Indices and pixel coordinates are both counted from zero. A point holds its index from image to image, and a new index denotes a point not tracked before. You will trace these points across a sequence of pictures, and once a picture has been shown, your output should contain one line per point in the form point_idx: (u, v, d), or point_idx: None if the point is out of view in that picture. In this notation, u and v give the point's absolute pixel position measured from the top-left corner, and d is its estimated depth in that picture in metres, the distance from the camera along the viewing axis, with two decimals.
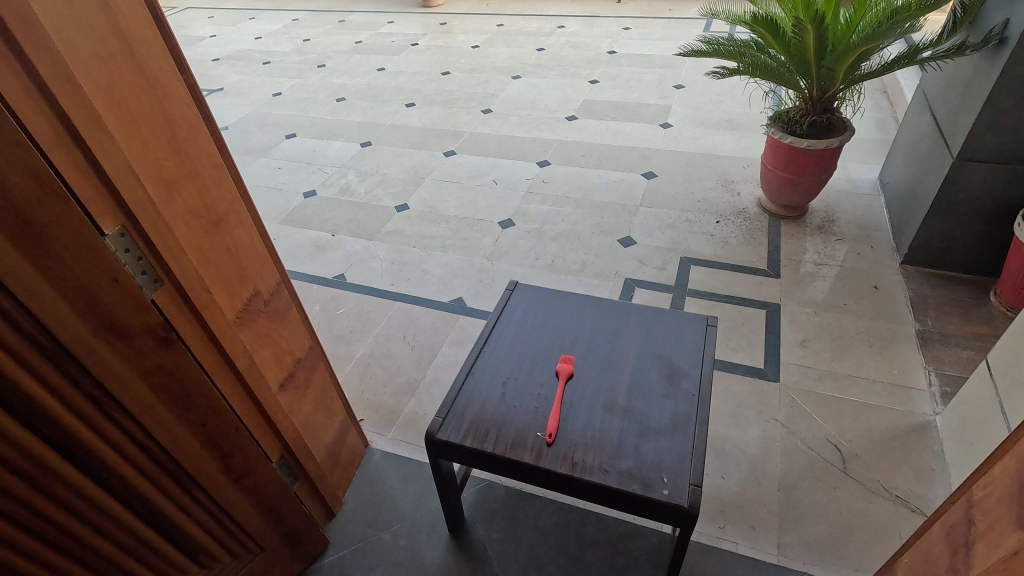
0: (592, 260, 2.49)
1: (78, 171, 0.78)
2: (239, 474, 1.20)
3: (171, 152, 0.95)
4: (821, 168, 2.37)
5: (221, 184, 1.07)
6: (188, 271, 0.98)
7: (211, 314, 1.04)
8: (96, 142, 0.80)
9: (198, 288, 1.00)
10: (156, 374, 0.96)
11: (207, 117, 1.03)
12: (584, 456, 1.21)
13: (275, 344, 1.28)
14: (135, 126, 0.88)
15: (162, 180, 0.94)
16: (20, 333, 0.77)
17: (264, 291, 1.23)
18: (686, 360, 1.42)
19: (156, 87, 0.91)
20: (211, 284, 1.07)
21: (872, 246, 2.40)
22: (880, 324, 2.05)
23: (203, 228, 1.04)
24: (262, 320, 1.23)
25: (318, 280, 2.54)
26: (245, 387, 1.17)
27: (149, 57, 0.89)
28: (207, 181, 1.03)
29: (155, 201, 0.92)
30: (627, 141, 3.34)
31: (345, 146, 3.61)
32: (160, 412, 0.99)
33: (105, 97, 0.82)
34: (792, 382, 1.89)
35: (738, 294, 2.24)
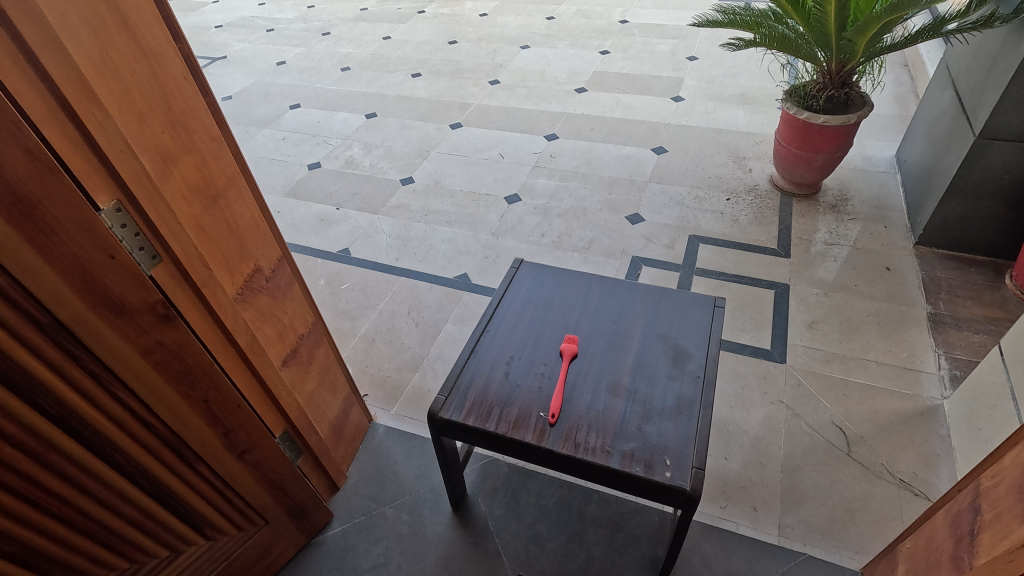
0: (599, 237, 2.46)
1: (72, 145, 0.76)
2: (242, 450, 1.20)
3: (167, 125, 0.92)
4: (837, 145, 2.30)
5: (219, 157, 1.04)
6: (187, 245, 0.96)
7: (210, 291, 1.03)
8: (89, 115, 0.77)
9: (196, 264, 0.99)
10: (157, 351, 0.95)
11: (204, 87, 1.00)
12: (587, 438, 1.20)
13: (277, 321, 1.27)
14: (129, 98, 0.85)
15: (159, 150, 0.91)
16: (16, 310, 0.76)
17: (266, 267, 1.21)
18: (691, 342, 1.40)
19: (151, 58, 0.88)
20: (211, 260, 1.05)
21: (886, 226, 2.34)
22: (890, 306, 2.02)
23: (205, 202, 1.02)
24: (263, 297, 1.21)
25: (323, 253, 2.53)
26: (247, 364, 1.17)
27: (142, 25, 0.85)
28: (205, 154, 1.01)
29: (152, 175, 0.90)
30: (637, 115, 3.27)
31: (349, 117, 3.55)
32: (161, 388, 0.98)
33: (96, 68, 0.79)
34: (798, 363, 1.87)
35: (747, 275, 2.20)
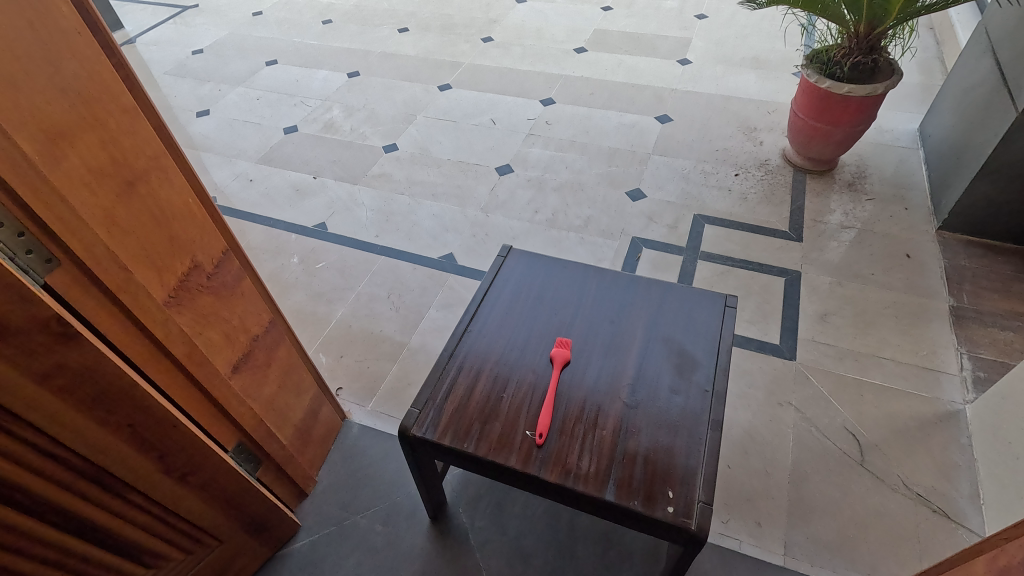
0: (596, 215, 2.27)
1: None
2: (184, 473, 1.04)
3: (57, 93, 0.73)
4: (859, 118, 2.10)
5: (136, 133, 0.85)
6: (93, 244, 0.78)
7: (128, 297, 0.85)
8: None
9: (107, 266, 0.81)
10: (58, 374, 0.78)
11: (110, 46, 0.80)
12: (579, 461, 1.05)
13: (225, 323, 1.10)
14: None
15: (46, 124, 0.72)
16: None
17: (208, 262, 1.03)
18: (698, 347, 1.24)
19: (25, 6, 0.67)
20: (131, 259, 0.87)
21: (906, 208, 2.17)
22: (909, 298, 1.86)
23: (120, 189, 0.83)
24: (205, 297, 1.03)
25: (297, 228, 2.34)
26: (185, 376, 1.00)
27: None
28: (116, 130, 0.81)
29: (36, 160, 0.71)
30: (641, 79, 3.02)
31: (330, 76, 3.28)
32: (70, 416, 0.82)
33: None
34: (809, 360, 1.73)
35: (755, 260, 2.03)
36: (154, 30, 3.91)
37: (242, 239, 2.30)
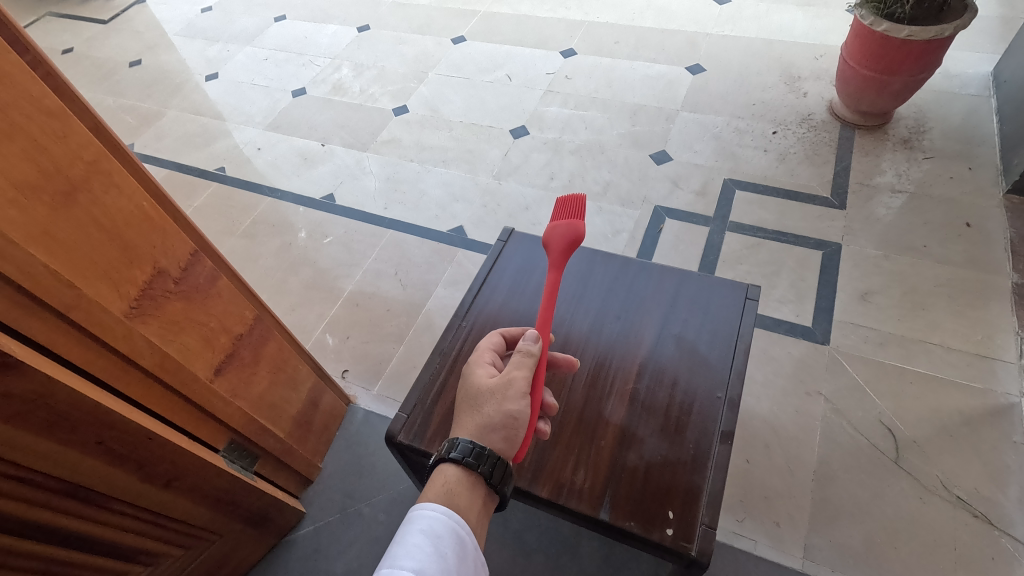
0: (616, 180, 2.11)
1: None
2: (167, 479, 1.03)
3: None
4: (922, 64, 1.82)
5: (67, 141, 0.77)
6: (34, 268, 0.73)
7: (83, 314, 0.81)
8: None
9: (52, 286, 0.76)
10: (9, 409, 0.74)
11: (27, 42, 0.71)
12: (574, 475, 0.97)
13: (201, 326, 1.04)
14: None
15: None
16: None
17: (174, 268, 0.97)
18: (713, 344, 1.12)
19: None
20: (78, 275, 0.80)
21: (970, 166, 1.91)
22: (965, 275, 1.65)
23: (58, 203, 0.77)
24: (173, 304, 0.98)
25: (305, 200, 2.27)
26: (160, 384, 0.97)
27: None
28: (41, 140, 0.73)
29: None
30: (672, 22, 2.74)
31: (339, 31, 3.11)
32: (30, 444, 0.78)
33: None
34: (846, 346, 1.57)
35: (791, 230, 1.85)
36: None
37: (251, 211, 2.26)
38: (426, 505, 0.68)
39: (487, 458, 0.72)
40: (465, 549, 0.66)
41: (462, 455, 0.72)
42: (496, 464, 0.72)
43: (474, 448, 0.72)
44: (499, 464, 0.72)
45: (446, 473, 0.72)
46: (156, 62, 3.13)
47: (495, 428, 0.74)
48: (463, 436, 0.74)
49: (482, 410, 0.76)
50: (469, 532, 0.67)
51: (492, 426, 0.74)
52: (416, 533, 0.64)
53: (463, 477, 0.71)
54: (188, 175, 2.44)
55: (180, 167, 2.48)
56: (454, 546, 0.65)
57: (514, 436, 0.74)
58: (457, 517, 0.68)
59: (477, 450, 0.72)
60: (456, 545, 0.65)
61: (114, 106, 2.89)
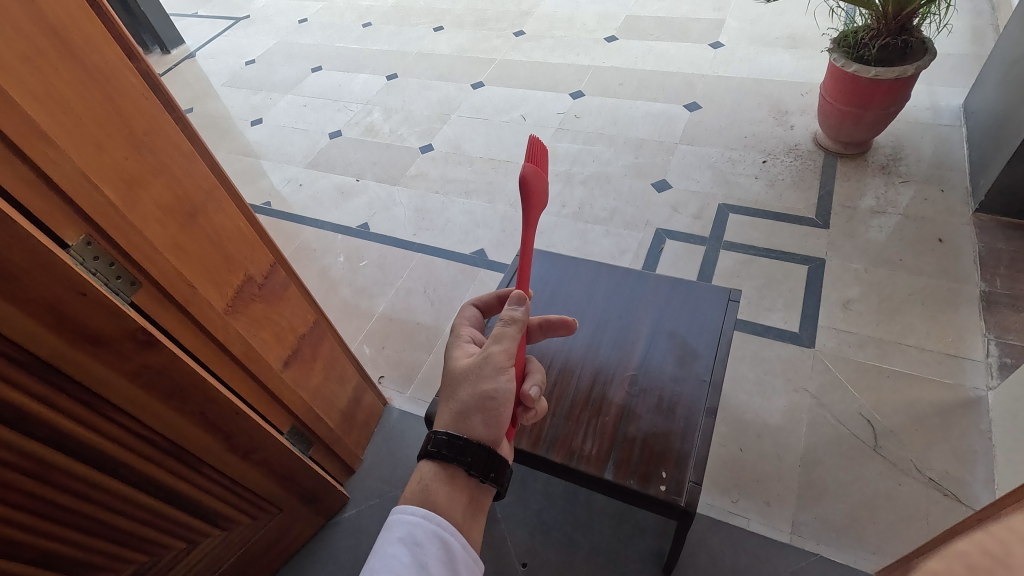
0: (621, 206, 2.34)
1: (30, 188, 0.71)
2: (246, 451, 1.20)
3: (130, 148, 0.85)
4: (891, 99, 2.05)
5: (193, 172, 0.97)
6: (168, 268, 0.92)
7: (198, 308, 1.00)
8: (43, 155, 0.72)
9: (179, 284, 0.95)
10: (144, 375, 0.92)
11: (167, 98, 0.92)
12: (583, 444, 1.17)
13: (274, 324, 1.25)
14: (83, 127, 0.77)
15: (128, 178, 0.85)
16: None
17: (258, 275, 1.18)
18: (700, 339, 1.33)
19: (101, 79, 0.79)
20: (195, 276, 1.00)
21: (942, 189, 2.12)
22: (938, 284, 1.84)
23: (182, 221, 0.96)
24: (256, 304, 1.18)
25: (342, 228, 2.53)
26: (245, 370, 1.16)
27: (88, 44, 0.77)
28: (177, 171, 0.94)
29: (120, 204, 0.83)
30: (671, 65, 3.02)
31: (370, 79, 3.45)
32: (154, 407, 0.96)
33: (41, 102, 0.71)
34: (829, 348, 1.75)
35: (779, 248, 2.05)
36: (212, 44, 4.22)
37: (294, 239, 2.53)
38: (403, 512, 0.71)
39: (465, 448, 0.76)
40: (448, 550, 0.69)
41: (439, 449, 0.76)
42: (474, 454, 0.76)
43: (450, 439, 0.76)
44: (479, 454, 0.76)
45: (424, 469, 0.77)
46: (206, 110, 3.49)
47: (474, 415, 0.78)
48: (441, 428, 0.78)
49: (456, 395, 0.80)
50: (452, 533, 0.70)
51: (470, 411, 0.78)
52: (395, 542, 0.67)
53: (442, 470, 0.76)
54: None
55: None
56: (435, 549, 0.68)
57: (492, 419, 0.78)
58: (437, 519, 0.71)
59: (452, 441, 0.76)
60: (437, 549, 0.68)
61: None
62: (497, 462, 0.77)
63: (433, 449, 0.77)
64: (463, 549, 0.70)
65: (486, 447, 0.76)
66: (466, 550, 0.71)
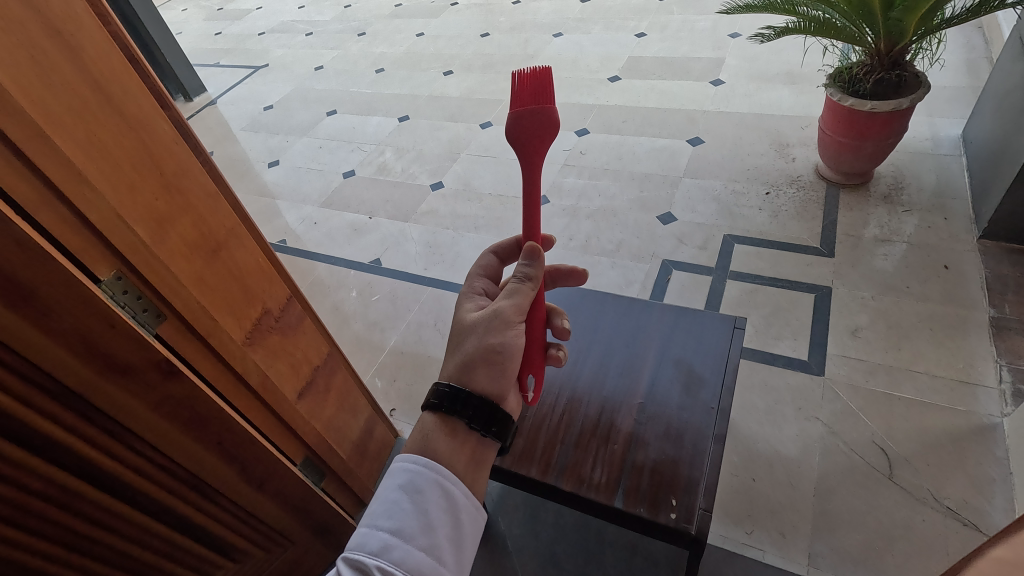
0: (628, 239, 2.38)
1: (68, 225, 0.73)
2: (265, 482, 1.10)
3: (160, 188, 0.90)
4: (889, 131, 2.10)
5: (216, 211, 1.03)
6: (191, 300, 0.94)
7: (219, 340, 1.02)
8: (82, 195, 0.75)
9: (202, 316, 0.97)
10: (165, 405, 0.85)
11: (195, 146, 0.99)
12: (592, 472, 1.18)
13: (290, 356, 1.27)
14: (118, 169, 0.83)
15: (157, 217, 0.90)
16: (24, 382, 0.67)
17: (275, 308, 1.22)
18: (706, 366, 1.35)
19: (136, 126, 0.85)
20: (216, 309, 1.03)
21: (946, 218, 2.14)
22: (945, 310, 1.85)
23: (204, 258, 1.00)
24: (273, 336, 1.21)
25: (355, 264, 2.60)
26: (264, 402, 1.16)
27: (125, 96, 0.84)
28: (201, 209, 0.99)
29: (148, 240, 0.87)
30: (673, 103, 3.12)
31: (382, 121, 3.59)
32: (179, 438, 0.89)
33: (85, 148, 0.77)
34: (839, 376, 1.75)
35: (785, 277, 2.08)
36: (233, 92, 4.43)
37: (309, 275, 2.59)
38: (405, 459, 0.72)
39: (467, 401, 0.77)
40: (449, 498, 0.71)
41: (442, 401, 0.78)
42: (477, 408, 0.77)
43: (452, 391, 0.77)
44: (480, 407, 0.77)
45: (426, 420, 0.78)
46: (226, 154, 3.64)
47: (479, 366, 0.79)
48: (445, 380, 0.80)
49: (461, 345, 0.81)
50: (453, 482, 0.72)
51: (473, 364, 0.79)
52: (395, 488, 0.70)
53: (442, 422, 0.77)
54: None
55: None
56: (435, 497, 0.70)
57: (495, 370, 0.80)
58: (438, 467, 0.72)
59: (455, 393, 0.77)
60: (438, 496, 0.70)
61: None
62: (500, 417, 0.79)
63: (436, 401, 0.78)
64: (464, 497, 0.72)
65: (489, 400, 0.78)
66: (468, 498, 0.72)
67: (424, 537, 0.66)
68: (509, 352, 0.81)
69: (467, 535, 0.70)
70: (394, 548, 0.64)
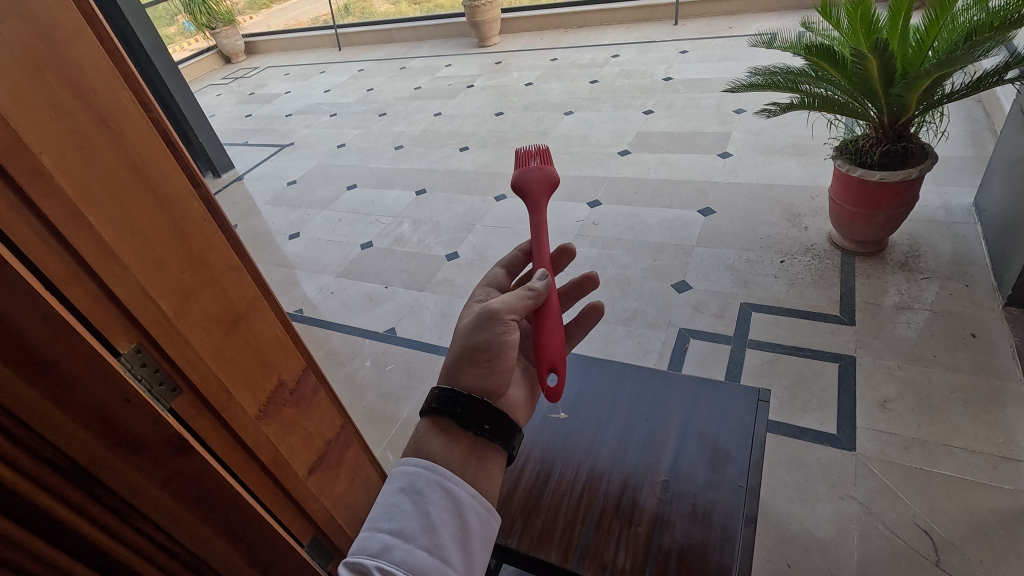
0: (643, 307, 2.37)
1: (74, 280, 0.56)
2: None
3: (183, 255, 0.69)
4: (899, 201, 2.13)
5: (241, 283, 0.79)
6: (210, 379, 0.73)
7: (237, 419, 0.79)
8: (99, 253, 0.58)
9: (220, 392, 0.75)
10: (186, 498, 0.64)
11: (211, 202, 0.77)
12: (615, 556, 1.11)
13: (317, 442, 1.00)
14: (139, 224, 0.63)
15: (179, 281, 0.69)
16: (23, 470, 0.48)
17: (297, 381, 0.94)
18: (732, 442, 1.30)
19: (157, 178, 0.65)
20: (233, 386, 0.79)
21: (967, 284, 2.12)
22: (978, 380, 1.78)
23: (223, 331, 0.77)
24: (295, 419, 0.93)
25: (370, 333, 2.60)
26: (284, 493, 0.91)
27: (134, 137, 0.62)
28: (225, 278, 0.76)
29: (168, 309, 0.67)
30: (683, 175, 3.20)
31: (401, 194, 3.72)
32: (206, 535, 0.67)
33: (99, 202, 0.58)
34: (870, 451, 1.67)
35: (806, 346, 2.03)
36: (259, 168, 4.64)
37: (323, 345, 2.60)
38: (405, 463, 0.74)
39: (457, 400, 0.79)
40: (453, 498, 0.72)
41: (434, 404, 0.80)
42: (465, 406, 0.79)
43: (441, 394, 0.80)
44: (469, 405, 0.79)
45: (422, 426, 0.80)
46: (249, 226, 3.76)
47: (466, 366, 0.82)
48: (438, 384, 0.82)
49: (453, 347, 0.84)
50: (455, 482, 0.73)
51: (460, 363, 0.82)
52: (396, 492, 0.71)
53: (434, 424, 0.79)
54: None
55: None
56: (437, 497, 0.71)
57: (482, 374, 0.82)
58: (438, 468, 0.74)
59: (445, 393, 0.80)
60: (440, 496, 0.71)
61: None
62: (491, 413, 0.80)
63: (430, 405, 0.80)
64: (470, 497, 0.73)
65: (477, 397, 0.80)
66: (473, 498, 0.73)
67: (426, 538, 0.67)
68: (497, 349, 0.82)
69: (474, 532, 0.71)
70: (394, 549, 0.65)
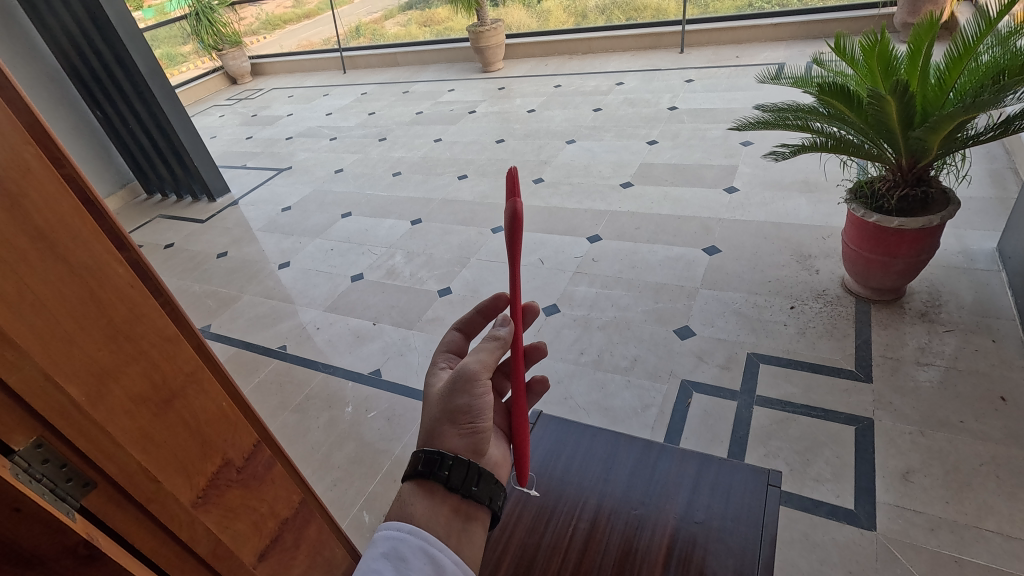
0: (642, 355, 2.22)
1: None
2: None
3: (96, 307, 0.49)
4: (919, 248, 1.99)
5: (178, 338, 0.56)
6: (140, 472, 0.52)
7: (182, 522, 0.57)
8: None
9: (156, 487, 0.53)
10: None
11: (148, 273, 0.57)
12: None
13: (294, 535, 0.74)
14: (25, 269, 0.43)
15: (96, 357, 0.48)
16: None
17: (263, 461, 0.68)
18: (738, 537, 1.14)
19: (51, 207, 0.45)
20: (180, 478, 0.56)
21: (993, 339, 1.96)
22: (1012, 452, 1.61)
23: (156, 412, 0.54)
24: (262, 512, 0.68)
25: (353, 375, 2.46)
26: None
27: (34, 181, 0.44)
28: (161, 335, 0.54)
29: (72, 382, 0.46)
30: (687, 210, 3.08)
31: (396, 224, 3.61)
32: None
33: None
34: (893, 533, 1.50)
35: (820, 405, 1.87)
36: (254, 193, 4.55)
37: (304, 386, 2.46)
38: (387, 526, 0.63)
39: (443, 461, 0.67)
40: (437, 567, 0.61)
41: (417, 466, 0.67)
42: (453, 467, 0.67)
43: (427, 455, 0.67)
44: (458, 467, 0.67)
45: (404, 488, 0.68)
46: (239, 253, 3.66)
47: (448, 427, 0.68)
48: (420, 445, 0.69)
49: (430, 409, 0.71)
50: (441, 548, 0.62)
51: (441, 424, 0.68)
52: (378, 558, 0.60)
53: (420, 487, 0.67)
54: (253, 352, 2.71)
55: (248, 345, 2.77)
56: (421, 565, 0.60)
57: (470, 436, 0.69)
58: (424, 532, 0.63)
59: (428, 455, 0.67)
60: (423, 564, 0.61)
61: (199, 292, 3.32)
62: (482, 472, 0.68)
63: (412, 467, 0.68)
64: (454, 566, 0.62)
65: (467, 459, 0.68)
66: (458, 566, 0.63)
67: None
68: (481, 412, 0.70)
69: None
70: None
